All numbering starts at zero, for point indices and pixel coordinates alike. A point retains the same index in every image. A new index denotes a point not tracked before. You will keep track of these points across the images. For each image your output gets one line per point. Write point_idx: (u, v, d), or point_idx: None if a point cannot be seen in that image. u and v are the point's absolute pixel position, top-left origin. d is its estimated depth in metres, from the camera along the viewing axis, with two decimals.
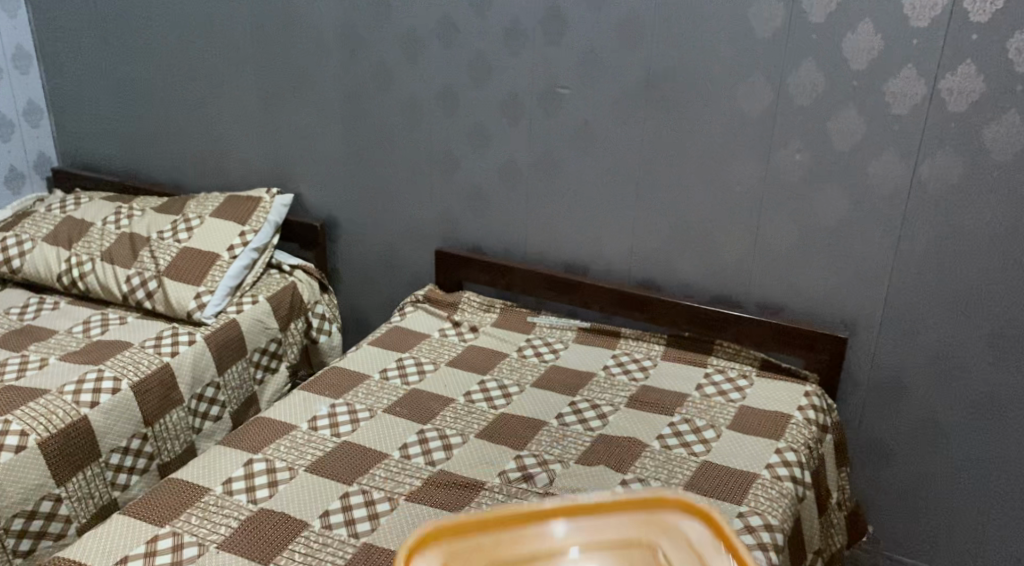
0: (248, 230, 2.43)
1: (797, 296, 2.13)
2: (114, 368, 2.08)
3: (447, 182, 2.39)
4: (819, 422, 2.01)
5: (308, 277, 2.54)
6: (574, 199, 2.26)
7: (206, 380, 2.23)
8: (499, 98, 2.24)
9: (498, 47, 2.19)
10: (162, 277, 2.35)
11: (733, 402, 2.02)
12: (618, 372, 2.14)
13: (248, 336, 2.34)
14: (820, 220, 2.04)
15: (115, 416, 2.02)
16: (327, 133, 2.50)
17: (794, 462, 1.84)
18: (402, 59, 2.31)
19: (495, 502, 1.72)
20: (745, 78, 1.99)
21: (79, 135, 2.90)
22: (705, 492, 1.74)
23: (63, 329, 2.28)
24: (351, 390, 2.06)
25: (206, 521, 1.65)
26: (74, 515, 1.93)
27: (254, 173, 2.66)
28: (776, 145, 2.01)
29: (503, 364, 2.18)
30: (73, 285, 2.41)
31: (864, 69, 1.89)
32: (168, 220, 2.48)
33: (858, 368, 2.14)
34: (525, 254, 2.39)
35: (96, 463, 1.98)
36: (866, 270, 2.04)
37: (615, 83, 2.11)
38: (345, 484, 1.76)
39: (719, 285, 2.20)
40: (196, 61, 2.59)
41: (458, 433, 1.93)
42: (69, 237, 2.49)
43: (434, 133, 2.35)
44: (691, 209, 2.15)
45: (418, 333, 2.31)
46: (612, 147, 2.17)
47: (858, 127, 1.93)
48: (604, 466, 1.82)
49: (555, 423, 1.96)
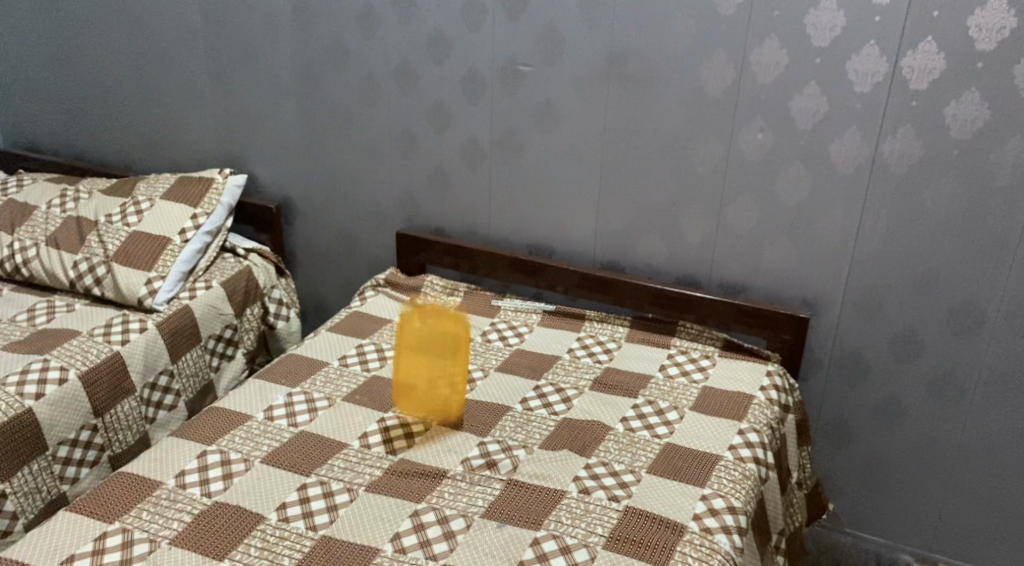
0: (199, 213, 2.36)
1: (760, 278, 2.12)
2: (61, 358, 2.01)
3: (406, 162, 2.34)
4: (782, 402, 2.00)
5: (265, 261, 2.47)
6: (536, 181, 2.23)
7: (159, 367, 2.17)
8: (457, 75, 2.18)
9: (456, 23, 2.13)
10: (110, 262, 2.27)
11: (697, 383, 2.01)
12: (583, 355, 2.11)
13: (203, 322, 2.28)
14: (782, 200, 2.02)
15: (62, 408, 1.95)
16: (281, 111, 2.43)
17: (756, 443, 1.83)
18: (357, 36, 2.25)
19: (457, 491, 1.69)
20: (707, 55, 1.95)
21: (22, 113, 2.79)
22: (668, 475, 1.73)
23: (7, 317, 2.20)
24: (310, 376, 2.02)
25: (158, 516, 1.61)
26: (21, 511, 1.88)
27: (207, 154, 2.58)
28: (739, 124, 1.99)
29: (466, 349, 2.14)
30: (17, 271, 2.32)
31: (827, 47, 1.86)
32: (117, 203, 2.39)
33: (821, 349, 2.14)
34: (487, 236, 2.35)
35: (43, 457, 1.91)
36: (829, 249, 2.03)
37: (575, 61, 2.06)
38: (303, 474, 1.72)
39: (683, 266, 2.18)
40: (142, 37, 2.50)
41: (419, 420, 1.89)
42: (11, 222, 2.39)
43: (391, 112, 2.30)
44: (654, 189, 2.12)
45: (379, 318, 2.26)
46: (574, 126, 2.13)
47: (822, 106, 1.91)
48: (568, 451, 1.79)
49: (519, 408, 1.93)
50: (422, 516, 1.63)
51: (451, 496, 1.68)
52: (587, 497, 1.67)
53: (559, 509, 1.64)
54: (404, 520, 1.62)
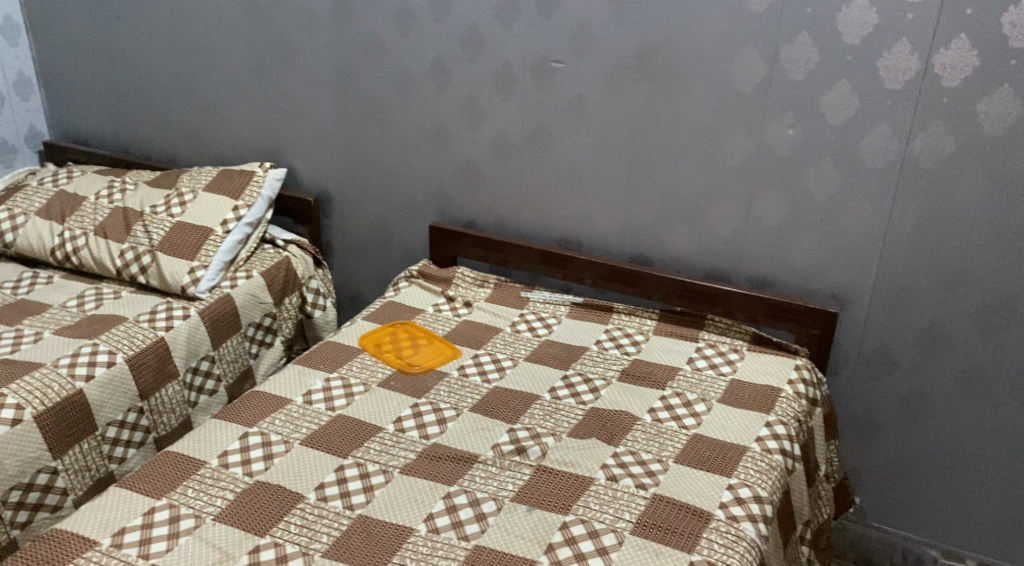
0: (241, 205, 2.43)
1: (789, 272, 2.15)
2: (109, 343, 2.09)
3: (440, 156, 2.39)
4: (809, 395, 2.03)
5: (302, 252, 2.54)
6: (567, 175, 2.27)
7: (201, 354, 2.24)
8: (492, 71, 2.23)
9: (490, 20, 2.18)
10: (156, 251, 2.34)
11: (725, 375, 2.04)
12: (611, 347, 2.15)
13: (244, 310, 2.35)
14: (812, 195, 2.05)
15: (111, 391, 2.03)
16: (319, 106, 2.49)
17: (783, 435, 1.86)
18: (393, 32, 2.30)
19: (488, 474, 1.74)
20: (738, 52, 1.98)
21: (70, 108, 2.88)
22: (695, 464, 1.77)
23: (57, 303, 2.28)
24: (346, 363, 2.08)
25: (202, 493, 1.67)
26: (72, 488, 1.96)
27: (247, 148, 2.65)
28: (769, 120, 2.02)
29: (496, 339, 2.19)
30: (67, 259, 2.40)
31: (859, 43, 1.88)
32: (162, 195, 2.47)
33: (849, 343, 2.16)
34: (519, 229, 2.39)
35: (92, 437, 2.00)
36: (858, 244, 2.05)
37: (608, 57, 2.10)
38: (339, 456, 1.78)
39: (711, 260, 2.21)
40: (187, 34, 2.57)
41: (451, 407, 1.94)
42: (62, 212, 2.47)
43: (426, 106, 2.35)
44: (685, 184, 2.16)
45: (412, 308, 2.32)
46: (606, 122, 2.17)
47: (852, 102, 1.93)
48: (596, 439, 1.84)
49: (548, 397, 1.98)
50: (454, 498, 1.68)
51: (482, 479, 1.73)
52: (615, 484, 1.71)
53: (587, 495, 1.68)
54: (436, 502, 1.67)
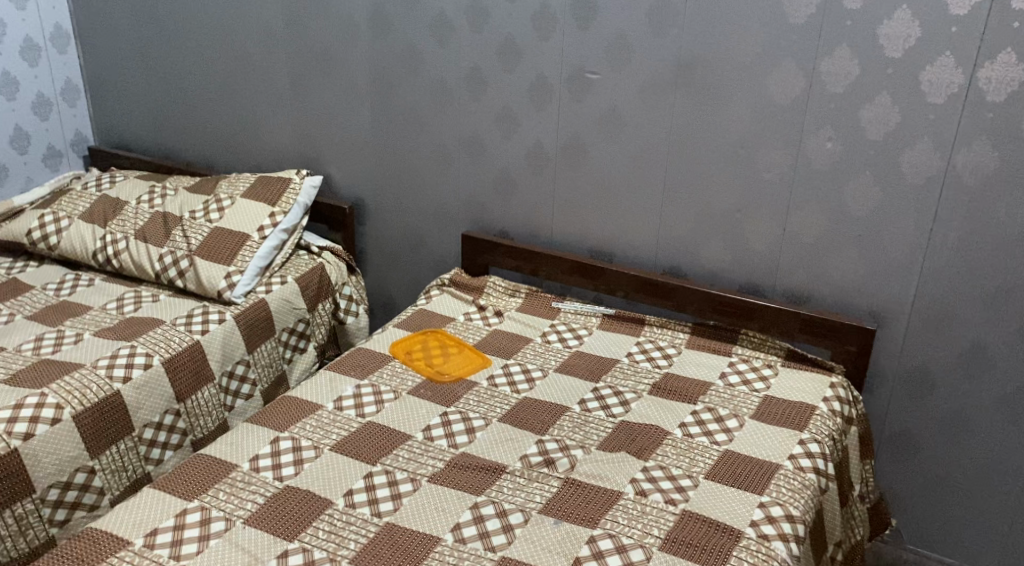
0: (277, 211, 2.46)
1: (825, 287, 2.12)
2: (146, 345, 2.13)
3: (475, 165, 2.40)
4: (845, 414, 1.99)
5: (337, 259, 2.56)
6: (601, 186, 2.26)
7: (236, 358, 2.27)
8: (527, 81, 2.23)
9: (527, 31, 2.18)
10: (193, 256, 2.37)
11: (758, 391, 2.01)
12: (642, 360, 2.14)
13: (278, 315, 2.38)
14: (850, 210, 2.02)
15: (147, 392, 2.07)
16: (356, 114, 2.51)
17: (817, 454, 1.83)
18: (430, 42, 2.32)
19: (516, 486, 1.73)
20: (777, 65, 1.96)
21: (115, 114, 2.94)
22: (725, 481, 1.75)
23: (97, 305, 2.32)
24: (377, 370, 2.09)
25: (233, 496, 1.69)
26: (108, 488, 1.99)
27: (285, 155, 2.68)
28: (807, 133, 1.99)
29: (527, 349, 2.18)
30: (108, 262, 2.44)
31: (901, 57, 1.85)
32: (201, 201, 2.51)
33: (887, 361, 2.12)
34: (552, 239, 2.39)
35: (129, 437, 2.03)
36: (896, 260, 2.02)
37: (644, 69, 2.09)
38: (368, 463, 1.79)
39: (746, 274, 2.19)
40: (228, 43, 2.62)
41: (480, 416, 1.94)
42: (104, 215, 2.52)
43: (462, 116, 2.36)
44: (720, 197, 2.14)
45: (443, 316, 2.32)
46: (641, 133, 2.16)
47: (892, 116, 1.90)
48: (626, 452, 1.82)
49: (577, 409, 1.97)
50: (482, 508, 1.68)
51: (510, 490, 1.72)
52: (644, 499, 1.69)
53: (615, 509, 1.67)
54: (464, 511, 1.67)
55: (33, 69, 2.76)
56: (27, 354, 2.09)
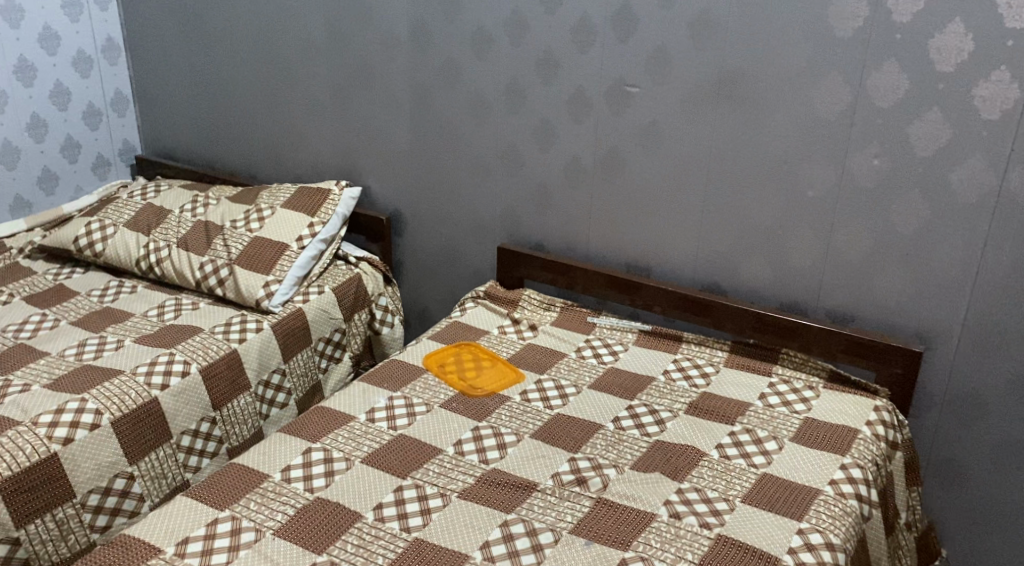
0: (316, 222, 2.47)
1: (869, 307, 2.06)
2: (184, 353, 2.15)
3: (512, 179, 2.38)
4: (889, 438, 1.93)
5: (373, 269, 2.56)
6: (640, 200, 2.23)
7: (272, 367, 2.28)
8: (566, 94, 2.22)
9: (566, 44, 2.17)
10: (233, 265, 2.40)
11: (798, 413, 1.96)
12: (679, 378, 2.09)
13: (314, 325, 2.39)
14: (896, 228, 1.96)
15: (185, 399, 2.08)
16: (395, 126, 2.52)
17: (859, 480, 1.77)
18: (470, 55, 2.31)
19: (547, 504, 1.71)
20: (822, 79, 1.92)
21: (161, 124, 3.00)
22: (762, 506, 1.70)
23: (139, 312, 2.36)
24: (409, 383, 2.08)
25: (264, 507, 1.69)
26: (147, 494, 2.01)
27: (325, 166, 2.70)
28: (852, 149, 1.94)
29: (561, 365, 2.16)
30: (151, 269, 2.48)
31: (952, 71, 1.80)
32: (242, 210, 2.54)
33: (934, 384, 2.05)
34: (589, 253, 2.36)
35: (167, 445, 2.05)
36: (945, 280, 1.95)
37: (685, 82, 2.06)
38: (398, 477, 1.78)
39: (787, 291, 2.14)
40: (272, 55, 2.65)
41: (512, 432, 1.92)
42: (148, 224, 2.56)
43: (500, 129, 2.35)
44: (761, 213, 2.09)
45: (478, 329, 2.31)
46: (680, 147, 2.12)
47: (943, 132, 1.84)
48: (660, 473, 1.78)
49: (611, 427, 1.93)
50: (512, 526, 1.65)
51: (540, 509, 1.70)
52: (677, 522, 1.65)
53: (648, 531, 1.63)
54: (493, 529, 1.65)
55: (84, 80, 2.85)
56: (70, 359, 2.13)
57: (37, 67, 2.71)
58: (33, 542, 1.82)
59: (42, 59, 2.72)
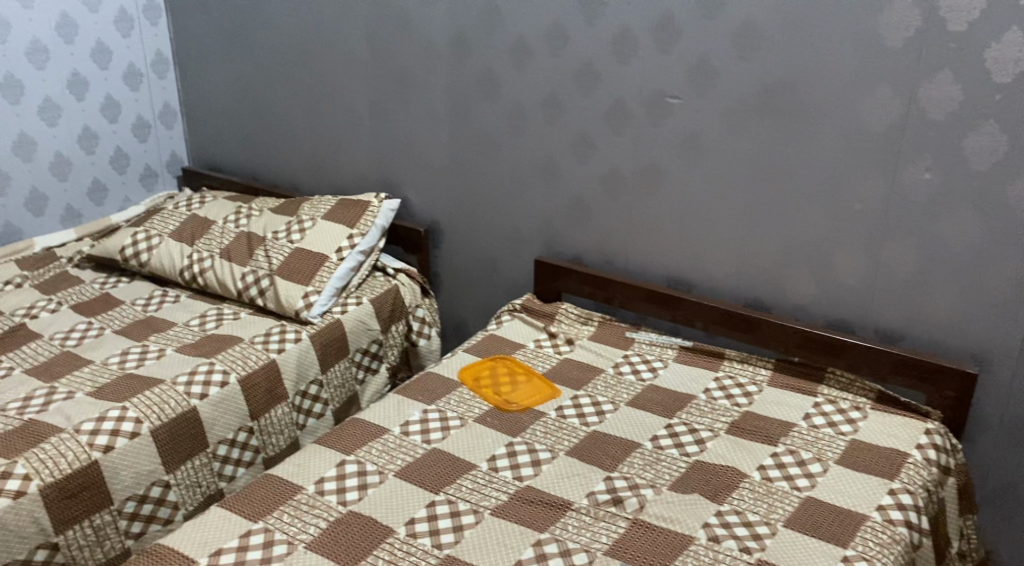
0: (356, 233, 2.48)
1: (919, 326, 1.98)
2: (224, 362, 2.16)
3: (552, 191, 2.36)
4: (941, 463, 1.85)
5: (412, 281, 2.56)
6: (681, 214, 2.18)
7: (310, 377, 2.28)
8: (606, 106, 2.19)
9: (606, 55, 2.14)
10: (274, 275, 2.41)
11: (845, 434, 1.89)
12: (720, 397, 2.04)
13: (352, 336, 2.39)
14: (950, 244, 1.88)
15: (223, 409, 2.09)
16: (434, 138, 2.51)
17: (909, 506, 1.70)
18: (510, 67, 2.30)
19: (581, 524, 1.67)
20: (871, 91, 1.86)
21: (208, 137, 3.04)
22: (805, 530, 1.64)
23: (181, 321, 2.38)
24: (444, 396, 2.06)
25: (297, 520, 1.68)
26: (182, 502, 2.02)
27: (366, 178, 2.70)
28: (902, 162, 1.87)
29: (599, 381, 2.12)
30: (193, 279, 2.50)
31: (1010, 82, 1.72)
32: (283, 222, 2.55)
33: (988, 407, 1.96)
34: (629, 267, 2.32)
35: (204, 454, 2.06)
36: (1001, 299, 1.87)
37: (728, 94, 2.01)
38: (431, 492, 1.76)
39: (833, 308, 2.07)
40: (315, 68, 2.66)
41: (547, 448, 1.89)
42: (192, 234, 2.59)
43: (540, 141, 2.32)
44: (807, 227, 2.03)
45: (515, 343, 2.28)
46: (723, 161, 2.08)
47: (1000, 145, 1.77)
48: (699, 495, 1.73)
49: (649, 446, 1.89)
50: (545, 546, 1.62)
51: (575, 529, 1.66)
52: (716, 546, 1.60)
53: (685, 555, 1.59)
54: (526, 549, 1.62)
55: (134, 93, 2.91)
56: (112, 367, 2.15)
57: (89, 81, 2.77)
58: (71, 547, 1.84)
59: (94, 73, 2.78)
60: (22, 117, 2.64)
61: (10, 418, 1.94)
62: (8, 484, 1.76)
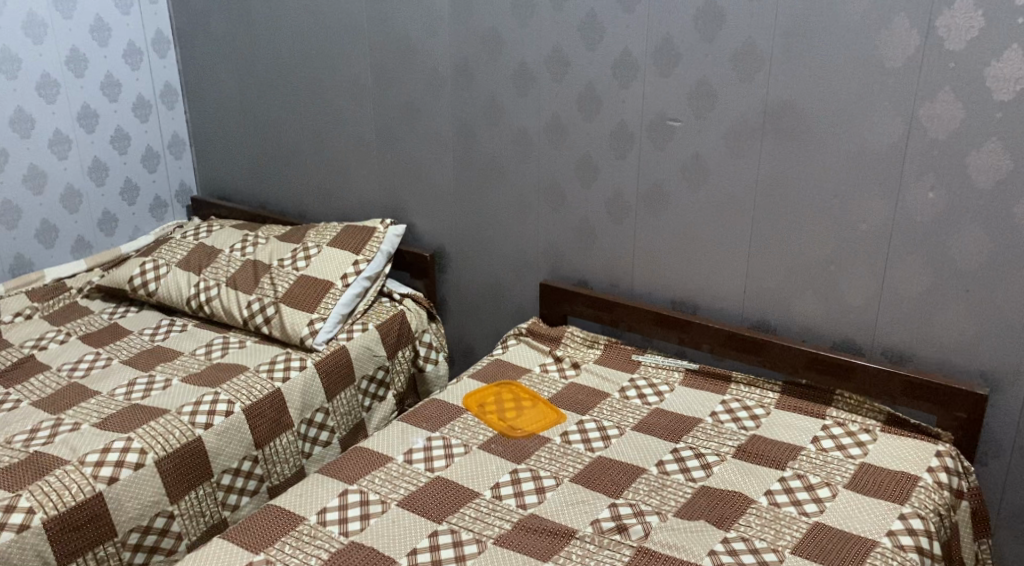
0: (360, 260, 2.48)
1: (929, 347, 1.95)
2: (229, 392, 2.16)
3: (556, 215, 2.35)
4: (952, 487, 1.81)
5: (418, 307, 2.56)
6: (685, 236, 2.17)
7: (316, 405, 2.28)
8: (608, 130, 2.18)
9: (608, 79, 2.13)
10: (279, 303, 2.41)
11: (854, 457, 1.86)
12: (727, 420, 2.01)
13: (358, 363, 2.38)
14: (957, 264, 1.85)
15: (228, 438, 2.09)
16: (438, 164, 2.52)
17: (920, 531, 1.66)
18: (512, 92, 2.30)
19: (586, 553, 1.64)
20: (872, 111, 1.84)
21: (216, 166, 3.06)
22: (813, 557, 1.60)
23: (188, 351, 2.39)
24: (448, 423, 2.05)
25: (298, 551, 1.67)
26: (186, 533, 2.00)
27: (372, 205, 2.71)
28: (907, 183, 1.85)
29: (604, 405, 2.10)
30: (200, 308, 2.51)
31: (1011, 99, 1.70)
32: (289, 249, 2.57)
33: (1001, 429, 1.92)
34: (634, 290, 2.31)
35: (208, 483, 2.05)
36: (1011, 319, 1.84)
37: (729, 116, 2.00)
38: (434, 522, 1.74)
39: (840, 330, 2.04)
40: (320, 95, 2.68)
41: (551, 475, 1.87)
42: (200, 263, 2.60)
43: (543, 165, 2.32)
44: (811, 247, 2.01)
45: (520, 368, 2.27)
46: (725, 183, 2.06)
47: (1003, 164, 1.75)
48: (705, 521, 1.71)
49: (655, 472, 1.86)
50: None
51: (578, 558, 1.63)
52: None
53: None
54: None
55: (144, 124, 2.94)
56: (118, 398, 2.16)
57: (99, 113, 2.81)
58: None
59: (104, 106, 2.81)
60: (32, 150, 2.67)
61: (16, 451, 1.95)
62: (12, 517, 1.76)
